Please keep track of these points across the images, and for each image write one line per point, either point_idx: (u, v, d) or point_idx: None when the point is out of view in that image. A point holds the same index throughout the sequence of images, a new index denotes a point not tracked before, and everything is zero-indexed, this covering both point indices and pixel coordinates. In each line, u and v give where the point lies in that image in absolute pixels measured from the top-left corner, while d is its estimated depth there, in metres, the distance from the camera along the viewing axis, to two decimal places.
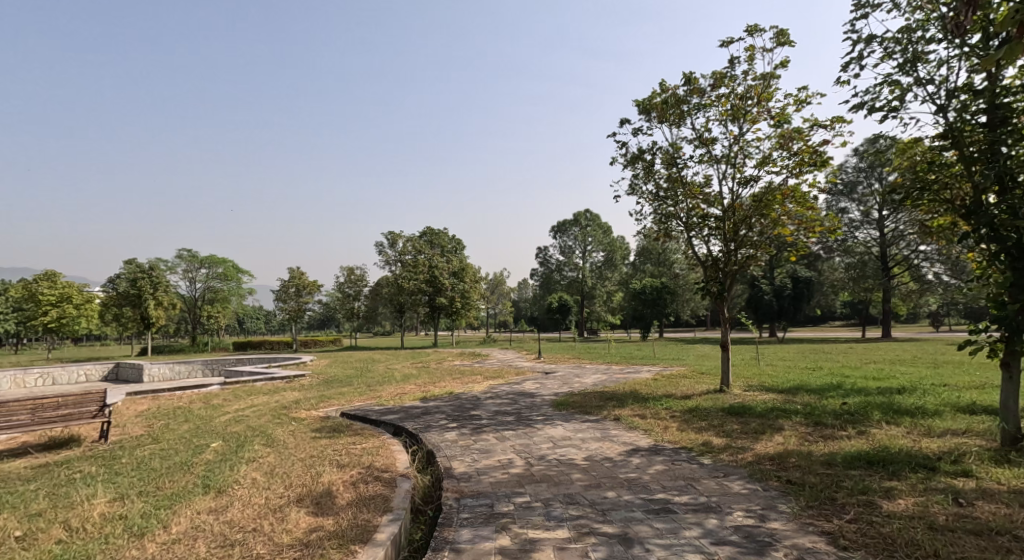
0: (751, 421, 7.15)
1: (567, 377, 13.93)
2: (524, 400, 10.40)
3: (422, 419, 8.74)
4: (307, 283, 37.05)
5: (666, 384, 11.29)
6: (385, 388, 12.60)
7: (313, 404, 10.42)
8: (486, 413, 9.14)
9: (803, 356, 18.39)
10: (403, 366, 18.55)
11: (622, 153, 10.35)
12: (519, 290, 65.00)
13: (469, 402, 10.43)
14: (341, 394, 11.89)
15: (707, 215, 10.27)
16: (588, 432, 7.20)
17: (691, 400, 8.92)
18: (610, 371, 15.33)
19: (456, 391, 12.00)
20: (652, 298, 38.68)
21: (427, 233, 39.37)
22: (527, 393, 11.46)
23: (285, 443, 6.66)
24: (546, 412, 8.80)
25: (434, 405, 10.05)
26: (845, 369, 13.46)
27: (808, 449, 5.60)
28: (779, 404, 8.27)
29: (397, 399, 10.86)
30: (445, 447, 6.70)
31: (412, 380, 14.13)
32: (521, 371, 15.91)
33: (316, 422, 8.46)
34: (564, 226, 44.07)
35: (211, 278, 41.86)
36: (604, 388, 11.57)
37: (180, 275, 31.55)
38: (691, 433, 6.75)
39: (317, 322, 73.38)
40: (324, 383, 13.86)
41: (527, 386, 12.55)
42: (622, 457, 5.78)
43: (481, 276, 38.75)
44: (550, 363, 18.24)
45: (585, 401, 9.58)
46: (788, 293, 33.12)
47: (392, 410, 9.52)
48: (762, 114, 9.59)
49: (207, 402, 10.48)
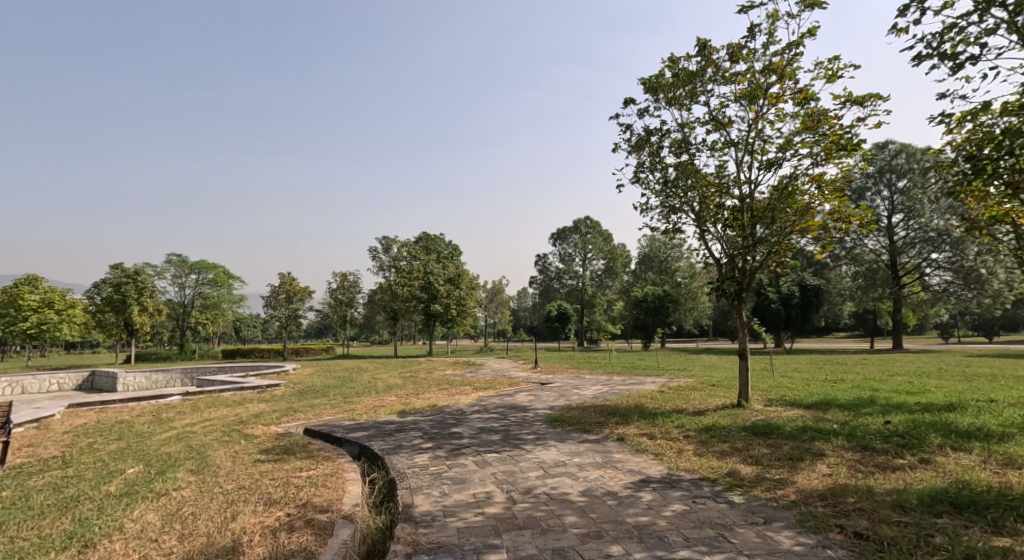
0: (783, 443, 5.95)
1: (564, 389, 12.69)
2: (515, 414, 9.19)
3: (393, 437, 7.55)
4: (298, 289, 35.83)
5: (674, 398, 10.10)
6: (361, 400, 11.41)
7: (276, 417, 9.24)
8: (468, 430, 7.93)
9: (817, 367, 17.14)
10: (390, 376, 17.35)
11: (624, 137, 9.20)
12: (518, 298, 63.76)
13: (452, 416, 9.24)
14: (313, 405, 10.71)
15: (722, 205, 9.04)
16: (587, 456, 5.98)
17: (707, 417, 7.71)
18: (612, 382, 14.09)
19: (440, 404, 10.77)
20: (655, 307, 37.49)
21: (422, 237, 37.99)
22: (518, 406, 10.27)
23: (215, 470, 5.45)
24: (538, 430, 7.58)
25: (411, 420, 8.86)
26: (870, 382, 12.25)
27: (866, 485, 4.40)
28: (810, 421, 7.05)
29: (372, 412, 9.68)
30: (410, 474, 5.50)
31: (394, 391, 12.91)
32: (515, 381, 14.70)
33: (269, 440, 7.25)
34: (563, 233, 42.95)
35: (201, 284, 40.71)
36: (606, 401, 10.36)
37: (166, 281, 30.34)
38: (711, 458, 5.54)
39: (312, 330, 72.02)
40: (298, 393, 12.67)
41: (519, 398, 11.36)
42: (629, 492, 4.58)
43: (477, 283, 37.48)
44: (547, 373, 17.01)
45: (583, 417, 8.36)
46: (797, 302, 31.95)
47: (363, 426, 8.34)
48: (784, 92, 8.35)
49: (156, 417, 9.29)
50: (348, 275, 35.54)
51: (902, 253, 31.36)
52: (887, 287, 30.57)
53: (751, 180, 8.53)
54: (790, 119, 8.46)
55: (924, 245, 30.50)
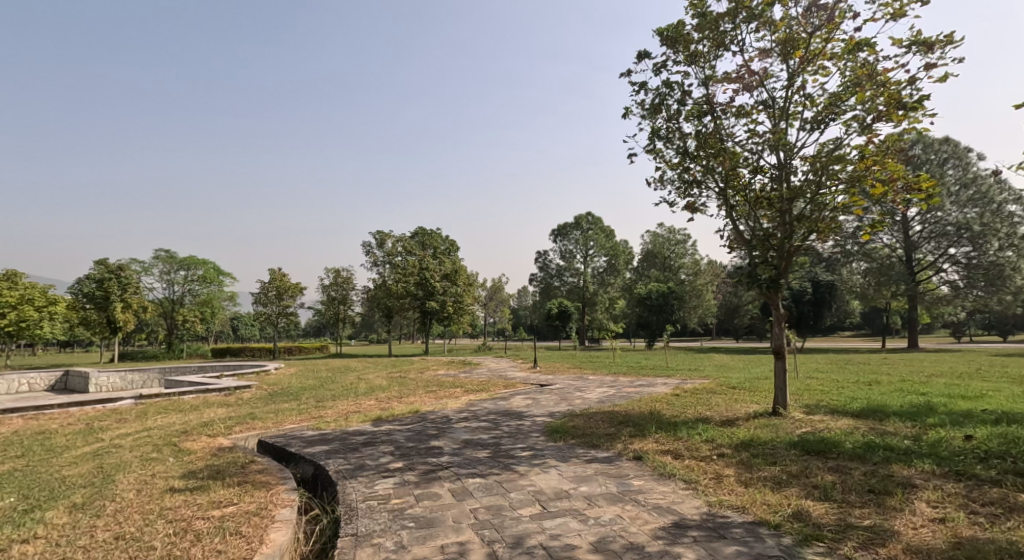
0: (853, 467, 4.58)
1: (565, 392, 11.27)
2: (509, 423, 7.83)
3: (359, 452, 6.19)
4: (289, 286, 34.46)
5: (697, 402, 8.75)
6: (336, 405, 10.07)
7: (230, 426, 7.91)
8: (451, 443, 6.55)
9: (840, 367, 15.78)
10: (376, 376, 16.00)
11: (635, 101, 7.85)
12: (517, 296, 62.38)
13: (436, 424, 7.89)
14: (281, 410, 9.39)
15: (752, 179, 7.51)
16: (599, 483, 4.63)
17: (742, 429, 6.33)
18: (618, 384, 12.73)
19: (423, 409, 9.41)
20: (658, 304, 36.41)
21: (418, 233, 36.87)
22: (514, 412, 8.91)
23: (100, 509, 4.09)
24: (535, 445, 6.22)
25: (387, 429, 7.52)
26: (911, 384, 10.84)
27: (1010, 542, 3.03)
28: (872, 435, 5.68)
29: (344, 419, 8.35)
30: (361, 510, 4.15)
31: (375, 394, 11.57)
32: (511, 383, 13.34)
33: (202, 459, 5.91)
34: (564, 229, 41.62)
35: (190, 281, 39.32)
36: (614, 406, 8.98)
37: (151, 278, 28.98)
38: (763, 489, 4.18)
39: (308, 329, 70.60)
40: (266, 397, 11.30)
41: (516, 403, 9.99)
42: (662, 548, 3.23)
43: (475, 280, 36.07)
44: (546, 374, 15.67)
45: (590, 427, 7.01)
46: (809, 298, 30.69)
47: (326, 438, 7.00)
48: (831, 40, 6.77)
49: (90, 427, 7.95)
50: (340, 272, 34.28)
51: (917, 250, 29.73)
52: (900, 284, 29.05)
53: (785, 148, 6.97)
54: (835, 74, 6.92)
55: (938, 241, 28.98)
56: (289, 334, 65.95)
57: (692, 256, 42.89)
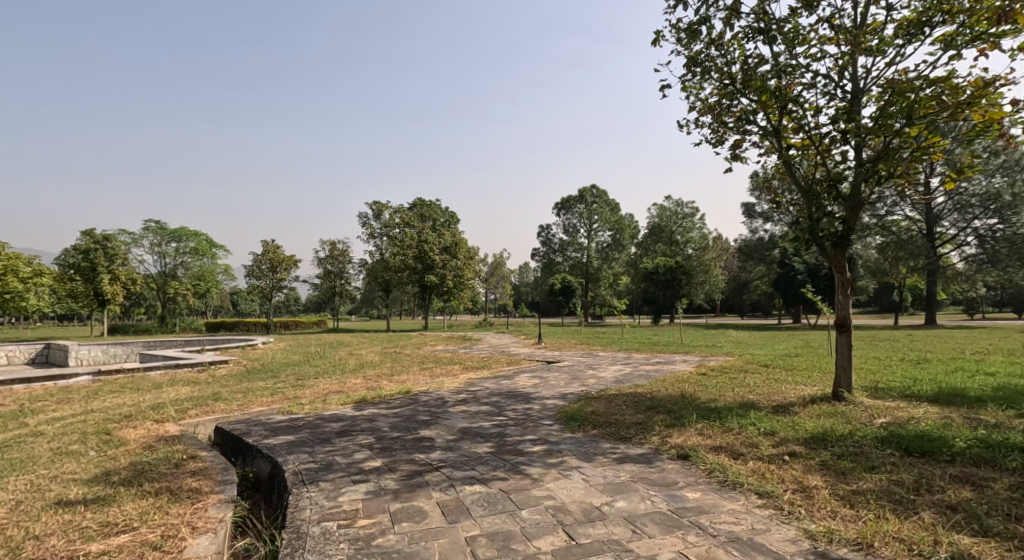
0: (988, 478, 3.36)
1: (576, 370, 10.08)
2: (514, 407, 6.64)
3: (330, 445, 4.99)
4: (283, 258, 33.18)
5: (731, 385, 7.53)
6: (316, 383, 8.87)
7: (184, 409, 6.67)
8: (444, 434, 5.35)
9: (871, 345, 14.53)
10: (369, 352, 14.81)
11: (666, 22, 6.44)
12: (518, 271, 61.14)
13: (429, 408, 6.72)
14: (253, 390, 8.18)
15: (812, 115, 6.11)
16: (640, 496, 3.43)
17: (804, 419, 5.12)
18: (633, 362, 11.54)
19: (416, 390, 8.22)
20: (666, 280, 35.28)
21: (416, 204, 35.22)
22: (519, 393, 7.72)
23: None
24: (548, 437, 5.03)
25: (368, 415, 6.33)
26: (966, 362, 9.58)
27: None
28: (981, 429, 4.45)
29: (322, 402, 7.14)
30: (314, 538, 2.95)
31: (364, 372, 10.38)
32: (515, 360, 12.17)
33: (132, 452, 4.70)
34: (567, 203, 40.11)
35: (182, 253, 38.00)
36: (635, 388, 7.78)
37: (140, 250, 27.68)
38: (882, 512, 2.96)
39: (307, 305, 69.50)
40: (242, 374, 10.09)
41: (521, 382, 8.79)
42: None
43: (476, 253, 34.74)
44: (553, 351, 14.49)
45: (612, 415, 5.81)
46: (825, 273, 28.87)
47: (295, 426, 5.79)
48: None
49: (23, 409, 6.77)
50: (336, 245, 33.03)
51: (937, 223, 28.41)
52: (924, 257, 27.43)
53: (858, 72, 5.52)
54: None
55: (961, 213, 27.52)
56: (288, 310, 64.87)
57: (701, 230, 41.31)
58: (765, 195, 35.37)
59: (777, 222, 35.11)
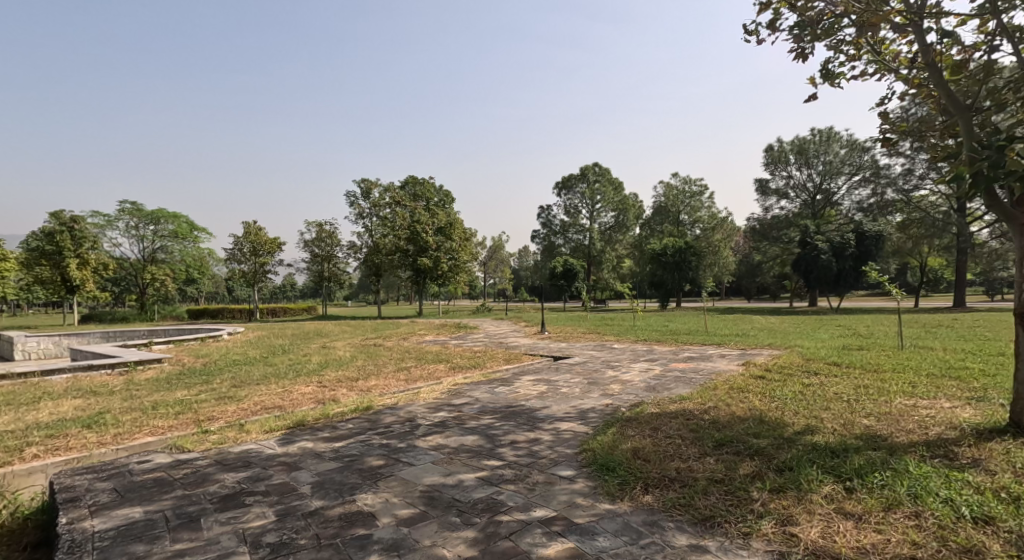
0: None
1: (592, 371, 7.93)
2: (513, 441, 4.48)
3: (191, 535, 2.83)
4: (266, 241, 30.93)
5: (819, 400, 5.47)
6: (252, 393, 6.66)
7: (26, 443, 4.48)
8: (398, 505, 3.20)
9: (926, 335, 12.43)
10: (344, 346, 12.60)
11: None
12: (518, 254, 58.88)
13: (388, 441, 4.56)
14: (158, 404, 5.95)
15: None
16: None
17: (1015, 481, 3.05)
18: (660, 359, 9.38)
19: (380, 403, 6.05)
20: (675, 261, 33.01)
21: (409, 183, 33.02)
22: (520, 412, 5.55)
23: None
24: (577, 523, 2.91)
25: (293, 456, 4.16)
26: None
27: None
28: None
29: (240, 427, 4.95)
30: None
31: (325, 374, 8.16)
32: (515, 354, 10.06)
33: None
34: (569, 182, 37.72)
35: (162, 237, 34.99)
36: (682, 403, 5.65)
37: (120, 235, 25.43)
38: None
39: (302, 292, 67.05)
40: (167, 378, 7.85)
41: (522, 391, 6.61)
42: None
43: (472, 235, 32.45)
44: (560, 342, 12.37)
45: (674, 463, 3.71)
46: (851, 252, 26.77)
47: (161, 482, 3.58)
48: None
49: None
50: (323, 226, 30.79)
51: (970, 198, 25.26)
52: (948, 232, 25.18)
53: None
54: None
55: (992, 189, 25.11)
56: (281, 295, 62.52)
57: (710, 209, 38.95)
58: (780, 171, 32.90)
59: (793, 199, 32.77)
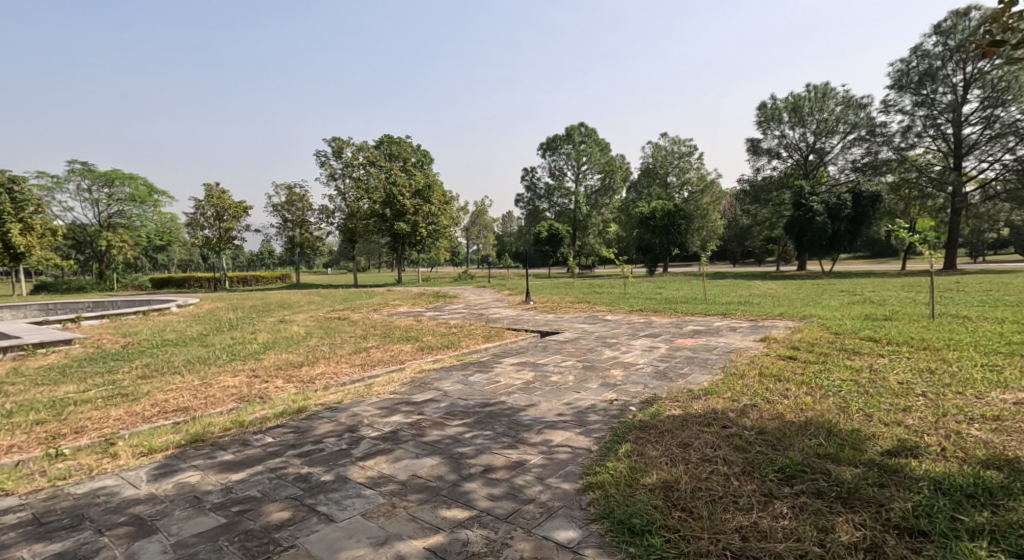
0: None
1: (587, 351, 6.59)
2: (489, 469, 3.14)
3: None
4: (230, 204, 28.94)
5: (888, 395, 4.16)
6: (157, 388, 5.21)
7: None
8: None
9: (946, 301, 11.23)
10: (304, 320, 11.13)
11: None
12: (501, 220, 57.20)
13: (310, 470, 3.19)
14: (17, 408, 4.48)
15: None
16: None
17: None
18: (663, 333, 8.06)
19: (317, 403, 4.65)
20: (664, 225, 31.70)
21: (383, 142, 31.05)
22: (499, 413, 4.20)
23: None
24: None
25: (156, 504, 2.78)
26: None
27: None
28: None
29: (106, 449, 3.53)
30: None
31: (264, 359, 6.70)
32: (496, 329, 8.70)
33: None
34: (554, 142, 35.86)
35: (118, 200, 32.67)
36: (711, 401, 4.31)
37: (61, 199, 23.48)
38: None
39: (280, 260, 64.88)
40: (64, 366, 6.33)
41: (503, 381, 5.25)
42: None
43: (452, 197, 30.72)
44: (547, 313, 11.02)
45: (732, 520, 2.40)
46: (848, 214, 25.55)
47: None
48: None
49: None
50: (292, 189, 28.87)
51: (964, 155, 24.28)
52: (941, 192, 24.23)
53: None
54: None
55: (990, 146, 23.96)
56: (258, 262, 60.39)
57: (699, 170, 37.43)
58: (773, 130, 31.47)
59: (784, 159, 31.46)
